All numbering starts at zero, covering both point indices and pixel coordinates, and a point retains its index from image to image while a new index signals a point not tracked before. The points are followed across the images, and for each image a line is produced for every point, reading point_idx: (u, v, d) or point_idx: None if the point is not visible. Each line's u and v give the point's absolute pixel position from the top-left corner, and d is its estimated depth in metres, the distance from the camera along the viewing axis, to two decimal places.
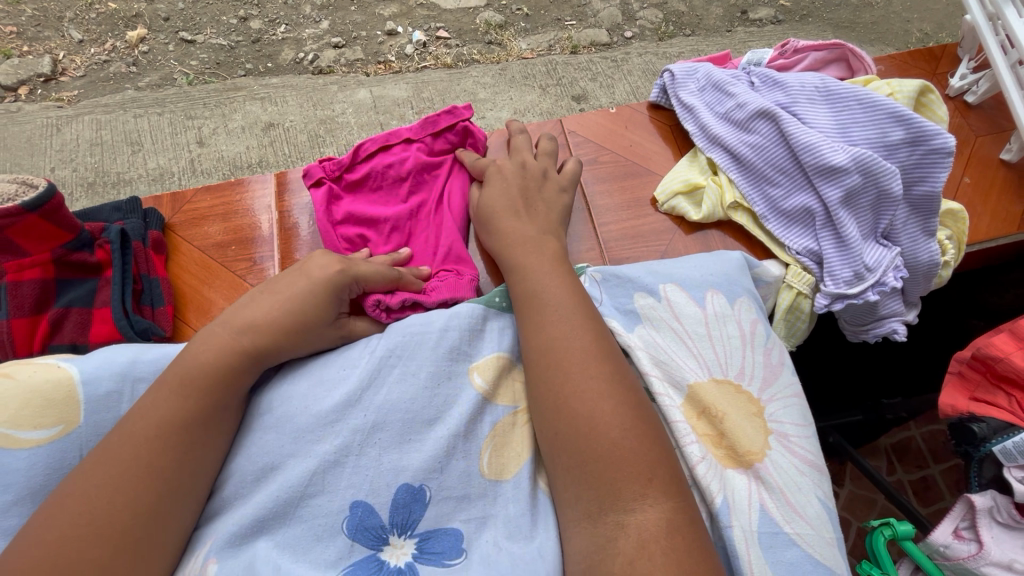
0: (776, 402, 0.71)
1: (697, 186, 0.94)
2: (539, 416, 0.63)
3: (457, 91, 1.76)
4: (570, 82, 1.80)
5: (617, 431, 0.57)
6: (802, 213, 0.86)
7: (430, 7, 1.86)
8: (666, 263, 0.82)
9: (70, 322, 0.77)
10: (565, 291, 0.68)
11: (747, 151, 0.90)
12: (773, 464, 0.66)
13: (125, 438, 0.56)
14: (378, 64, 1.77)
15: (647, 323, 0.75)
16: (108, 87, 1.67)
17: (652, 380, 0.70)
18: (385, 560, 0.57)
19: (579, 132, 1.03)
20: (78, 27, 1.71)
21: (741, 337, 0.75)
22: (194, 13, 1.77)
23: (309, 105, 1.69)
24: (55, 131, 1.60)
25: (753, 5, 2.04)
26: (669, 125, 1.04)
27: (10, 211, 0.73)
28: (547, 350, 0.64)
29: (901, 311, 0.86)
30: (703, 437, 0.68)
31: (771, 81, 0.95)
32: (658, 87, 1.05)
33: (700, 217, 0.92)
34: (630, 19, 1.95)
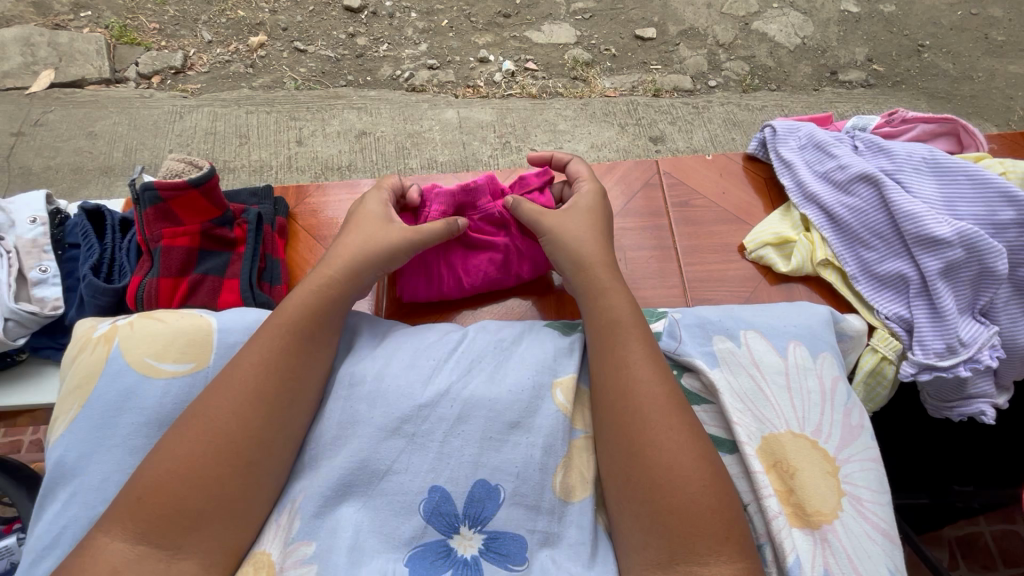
0: (852, 464, 0.68)
1: (788, 240, 0.95)
2: (611, 449, 0.64)
3: (539, 120, 1.83)
4: (650, 123, 1.84)
5: (697, 488, 0.58)
6: (897, 279, 0.85)
7: (522, 40, 1.98)
8: (751, 311, 0.82)
9: (205, 287, 0.86)
10: (641, 328, 0.70)
11: (844, 213, 0.91)
12: (843, 529, 0.64)
13: (237, 380, 0.64)
14: (467, 88, 1.88)
15: (727, 368, 0.75)
16: (227, 84, 1.85)
17: (737, 427, 0.69)
18: (454, 547, 0.61)
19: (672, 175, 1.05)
20: (209, 29, 1.92)
21: (822, 393, 0.73)
22: (309, 26, 1.95)
23: (400, 119, 1.81)
24: (177, 118, 1.77)
25: (843, 67, 2.05)
26: (764, 177, 1.06)
27: (178, 184, 0.84)
28: (624, 388, 0.65)
29: (991, 393, 0.81)
30: (777, 491, 0.66)
31: (876, 147, 0.95)
32: (757, 141, 1.07)
33: (788, 270, 0.93)
34: (715, 69, 1.99)
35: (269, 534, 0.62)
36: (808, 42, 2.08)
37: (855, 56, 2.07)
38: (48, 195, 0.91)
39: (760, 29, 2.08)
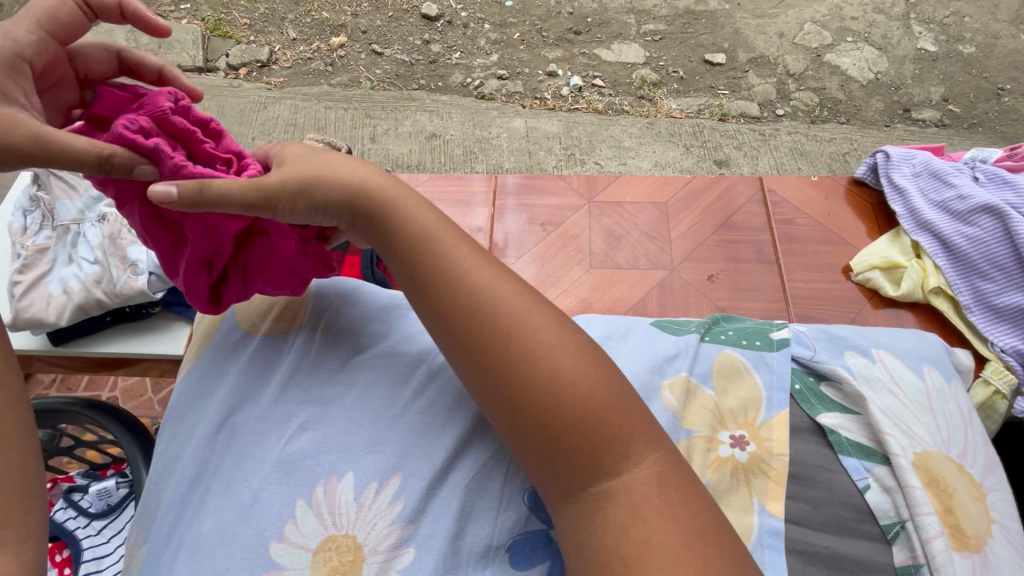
0: (997, 493, 0.65)
1: (897, 265, 1.04)
2: (484, 386, 0.62)
3: (605, 136, 1.85)
4: (715, 146, 1.84)
5: (594, 400, 0.59)
6: (1015, 313, 0.91)
7: (591, 58, 2.04)
8: (873, 331, 0.78)
9: None
10: (467, 245, 0.68)
11: (962, 241, 0.96)
12: (999, 555, 0.61)
13: None
14: (534, 99, 1.94)
15: (867, 383, 0.70)
16: (308, 79, 1.95)
17: (888, 438, 0.65)
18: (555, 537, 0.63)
19: (777, 193, 1.18)
20: (295, 27, 2.04)
21: (962, 418, 0.69)
22: (387, 31, 2.06)
23: (470, 124, 1.86)
24: (262, 108, 1.86)
25: (917, 105, 2.01)
26: (875, 204, 1.17)
27: None
28: (481, 313, 0.63)
29: None
30: (935, 509, 0.61)
31: (1000, 179, 0.99)
32: (868, 165, 1.17)
33: (896, 294, 1.02)
34: (784, 98, 1.99)
35: (354, 513, 0.63)
36: (882, 78, 2.05)
37: (930, 95, 2.03)
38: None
39: (832, 61, 2.07)
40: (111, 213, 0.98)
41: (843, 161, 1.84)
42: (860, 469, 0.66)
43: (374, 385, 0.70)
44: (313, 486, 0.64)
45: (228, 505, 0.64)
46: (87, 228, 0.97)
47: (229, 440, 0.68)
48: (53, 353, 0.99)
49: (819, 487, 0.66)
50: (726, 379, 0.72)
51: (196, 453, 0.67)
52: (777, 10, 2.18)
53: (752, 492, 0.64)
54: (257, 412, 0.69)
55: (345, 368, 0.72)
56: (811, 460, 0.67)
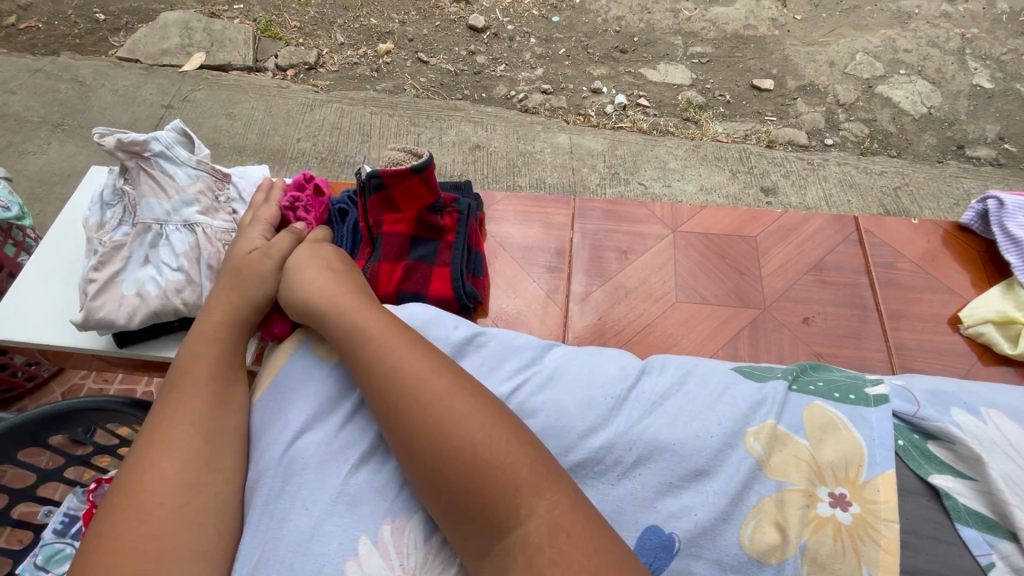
0: None
1: (1012, 319, 0.98)
2: (398, 447, 0.66)
3: (649, 156, 1.83)
4: (762, 173, 1.80)
5: (487, 455, 0.60)
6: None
7: (637, 77, 2.03)
8: (979, 388, 0.73)
9: (417, 273, 0.98)
10: (383, 315, 0.74)
11: None
12: None
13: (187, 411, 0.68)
14: (578, 116, 1.93)
15: (983, 446, 0.65)
16: (354, 84, 1.96)
17: (1016, 510, 0.60)
18: None
19: (877, 235, 1.14)
20: (343, 32, 2.06)
21: None
22: (433, 40, 2.08)
23: (514, 137, 1.85)
24: (308, 110, 1.87)
25: (971, 142, 1.96)
26: (980, 252, 1.12)
27: (405, 171, 0.94)
28: (382, 369, 0.68)
29: None
30: None
31: None
32: (975, 211, 1.12)
33: (1016, 353, 0.96)
34: (833, 128, 1.95)
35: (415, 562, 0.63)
36: (935, 113, 2.01)
37: (985, 133, 1.98)
38: (267, 173, 1.10)
39: (884, 93, 2.03)
40: (200, 223, 0.95)
41: (895, 196, 1.79)
42: (982, 543, 0.61)
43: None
44: (381, 523, 0.65)
45: (290, 536, 0.63)
46: (172, 232, 0.93)
47: (287, 475, 0.68)
48: (116, 354, 0.96)
49: (936, 560, 0.61)
50: (821, 430, 0.68)
51: (262, 478, 0.68)
52: (828, 39, 2.15)
53: (862, 561, 0.60)
54: (322, 443, 0.70)
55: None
56: (923, 530, 0.63)
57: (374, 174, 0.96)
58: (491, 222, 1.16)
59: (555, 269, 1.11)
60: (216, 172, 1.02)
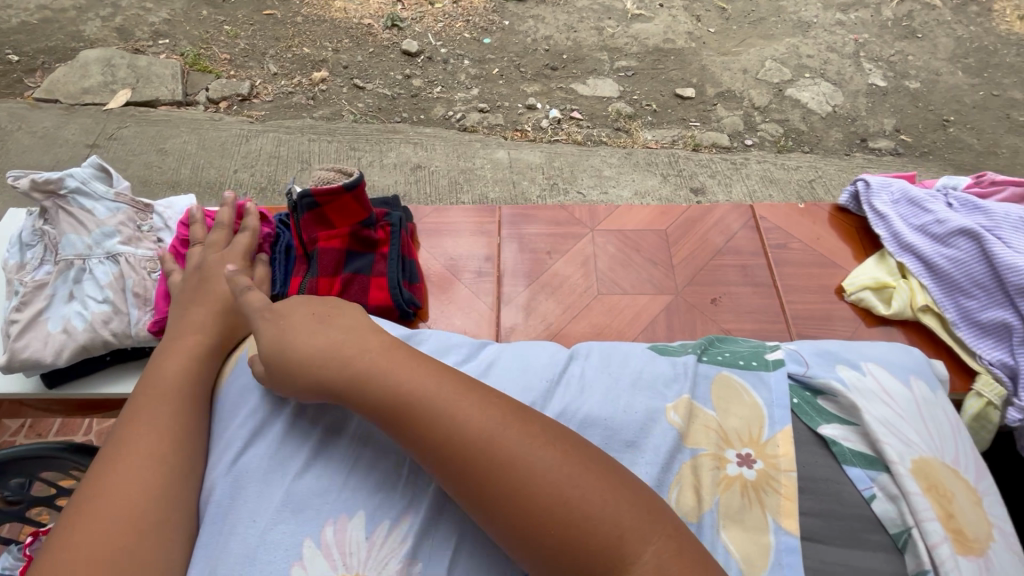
0: (990, 497, 0.67)
1: (886, 284, 1.09)
2: (475, 506, 0.60)
3: (585, 165, 1.91)
4: (691, 175, 1.91)
5: (581, 503, 0.57)
6: (1000, 328, 0.97)
7: (569, 92, 2.13)
8: (856, 345, 0.82)
9: (356, 286, 0.99)
10: (422, 359, 0.67)
11: (944, 263, 1.03)
12: (998, 556, 0.63)
13: (149, 429, 0.68)
14: (515, 131, 2.00)
15: (861, 393, 0.73)
16: (290, 113, 1.96)
17: (887, 447, 0.68)
18: None
19: (769, 219, 1.25)
20: (276, 62, 2.07)
21: (951, 426, 0.73)
22: (368, 66, 2.12)
23: (454, 156, 1.89)
24: (243, 141, 1.85)
25: (872, 135, 2.16)
26: (853, 227, 1.23)
27: (337, 188, 0.97)
28: (445, 423, 0.61)
29: None
30: (938, 515, 0.64)
31: (972, 205, 1.07)
32: (850, 193, 1.24)
33: (890, 313, 1.07)
34: (751, 129, 2.10)
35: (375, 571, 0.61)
36: (839, 111, 2.20)
37: (884, 126, 2.18)
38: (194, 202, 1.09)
39: (793, 95, 2.21)
40: (123, 254, 0.94)
41: (810, 188, 1.94)
42: (865, 479, 0.68)
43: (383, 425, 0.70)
44: (323, 525, 0.63)
45: (232, 551, 0.61)
46: (95, 265, 0.92)
47: (238, 488, 0.67)
48: (44, 397, 0.93)
49: (832, 500, 0.67)
50: (726, 398, 0.74)
51: (209, 496, 0.67)
52: (739, 48, 2.32)
53: (766, 509, 0.66)
54: (266, 454, 0.69)
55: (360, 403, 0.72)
56: (819, 473, 0.69)
57: (305, 194, 0.98)
58: (421, 234, 1.20)
59: (485, 273, 1.16)
60: (137, 204, 1.00)
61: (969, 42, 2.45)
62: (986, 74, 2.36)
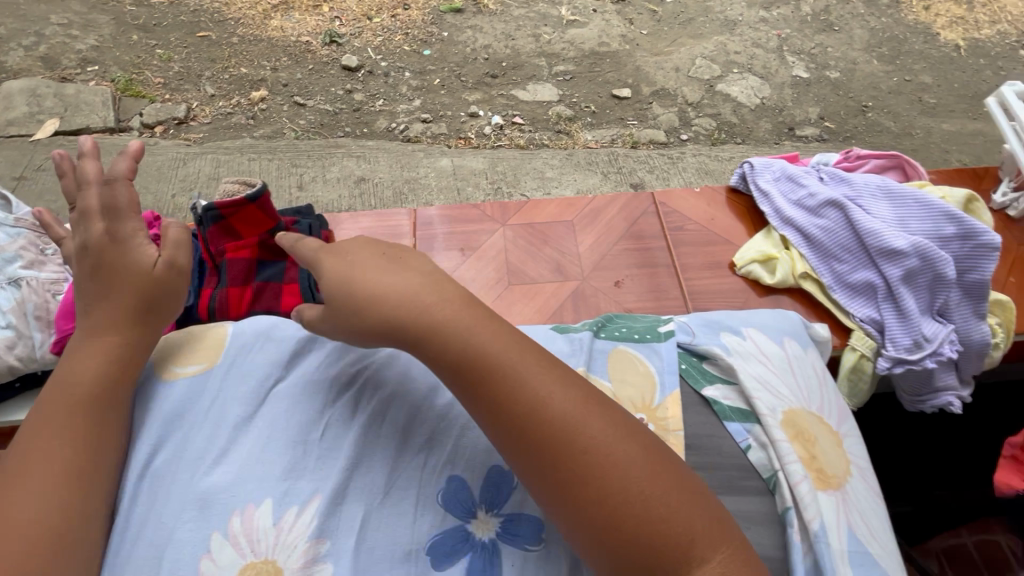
0: (847, 439, 0.75)
1: (771, 256, 1.17)
2: (548, 492, 0.59)
3: (528, 168, 1.96)
4: (630, 172, 1.98)
5: (659, 502, 0.57)
6: (867, 287, 1.07)
7: (510, 99, 2.18)
8: (740, 313, 0.88)
9: (267, 293, 1.03)
10: (522, 339, 0.66)
11: (818, 232, 1.13)
12: (852, 488, 0.70)
13: (53, 436, 0.65)
14: (458, 139, 2.04)
15: (740, 356, 0.79)
16: (228, 133, 1.96)
17: (758, 401, 0.74)
18: (472, 530, 0.65)
19: (667, 205, 1.32)
20: (212, 84, 2.06)
21: (818, 377, 0.81)
22: (308, 83, 2.12)
23: (397, 166, 1.90)
24: (180, 164, 1.83)
25: (799, 124, 2.28)
26: (746, 207, 1.31)
27: (239, 201, 1.01)
28: (540, 404, 0.61)
29: (954, 386, 1.03)
30: (801, 457, 0.70)
31: (839, 178, 1.18)
32: (738, 175, 1.31)
33: (774, 281, 1.15)
34: (685, 125, 2.19)
35: (287, 555, 0.61)
36: (767, 103, 2.31)
37: (809, 115, 2.31)
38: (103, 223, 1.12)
39: (723, 90, 2.31)
40: (25, 277, 0.96)
41: None
42: (742, 432, 0.73)
43: (290, 409, 0.71)
44: (229, 517, 0.63)
45: (141, 551, 0.62)
46: None
47: (151, 488, 0.66)
48: None
49: (712, 452, 0.72)
50: (620, 370, 0.78)
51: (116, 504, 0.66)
52: (671, 48, 2.42)
53: None
54: (173, 454, 0.68)
55: (269, 397, 0.72)
56: (702, 430, 0.74)
57: (210, 208, 1.02)
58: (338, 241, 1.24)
59: None
60: (38, 228, 1.03)
61: (882, 32, 2.61)
62: (898, 61, 2.53)
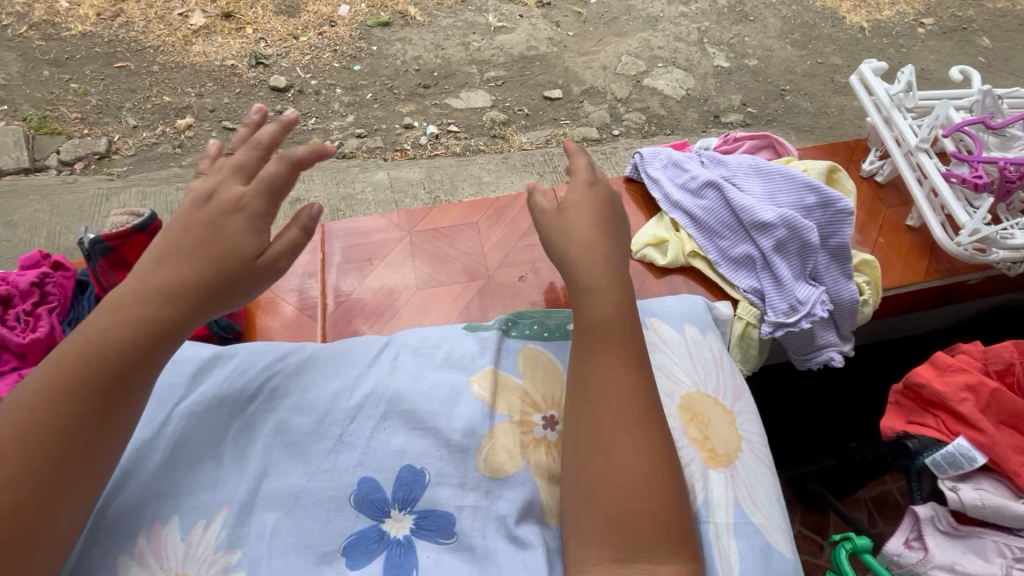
0: (742, 415, 0.84)
1: (663, 239, 1.20)
2: (580, 457, 0.67)
3: (465, 175, 1.98)
4: (564, 170, 2.03)
5: (652, 498, 0.63)
6: (746, 259, 1.11)
7: (443, 107, 2.20)
8: (646, 303, 0.98)
9: None
10: (632, 334, 0.73)
11: (701, 213, 1.17)
12: (743, 462, 0.79)
13: (46, 415, 0.58)
14: (395, 152, 2.05)
15: None
16: (154, 164, 1.92)
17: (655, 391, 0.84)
18: (387, 529, 0.69)
19: (566, 198, 1.34)
20: (134, 115, 2.01)
21: (714, 360, 0.90)
22: (236, 106, 2.09)
23: (333, 184, 1.90)
24: (103, 200, 1.76)
25: (724, 111, 2.38)
26: (640, 193, 1.32)
27: (125, 231, 0.92)
28: (604, 384, 0.69)
29: (835, 343, 1.08)
30: (693, 440, 0.79)
31: (716, 159, 1.22)
32: (631, 164, 1.34)
33: (666, 262, 1.18)
34: (617, 120, 2.26)
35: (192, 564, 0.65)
36: (692, 93, 2.41)
37: (732, 102, 2.42)
38: None
39: (650, 85, 2.40)
40: None
41: None
42: None
43: (207, 421, 0.76)
44: (135, 537, 0.65)
45: None
46: None
47: None
48: None
49: None
50: (529, 366, 0.87)
51: None
52: (598, 47, 2.50)
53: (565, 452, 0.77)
54: None
55: (173, 416, 0.75)
56: None
57: (95, 240, 0.90)
58: None
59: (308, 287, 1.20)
60: None
61: (794, 20, 2.76)
62: (810, 46, 2.67)
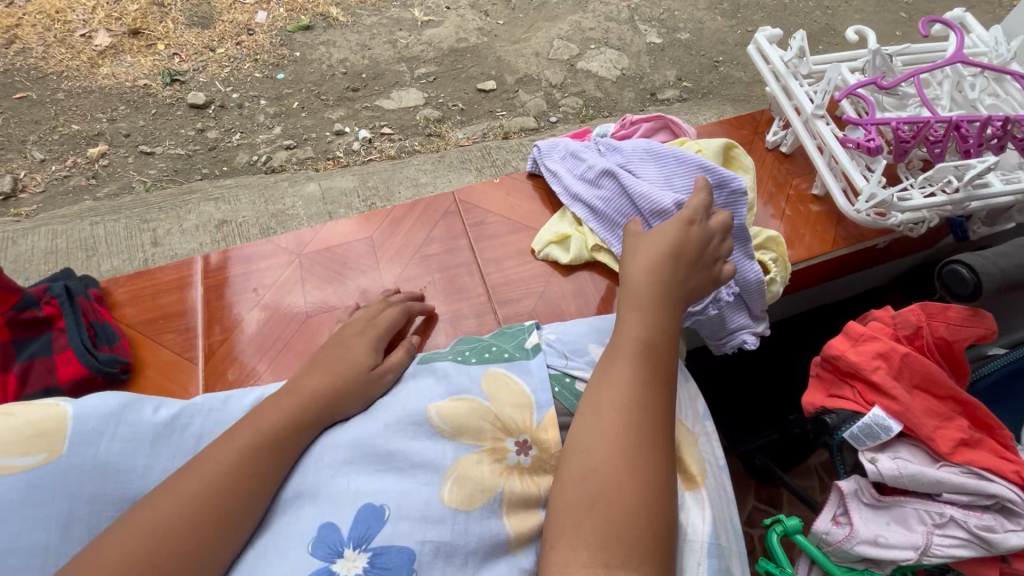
0: (704, 438, 0.86)
1: (565, 236, 1.19)
2: (601, 456, 0.67)
3: (400, 178, 1.92)
4: (503, 163, 1.98)
5: (656, 512, 0.64)
6: None
7: (375, 110, 2.12)
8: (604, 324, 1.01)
9: (36, 371, 0.94)
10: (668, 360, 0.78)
11: (600, 204, 1.14)
12: (712, 482, 0.81)
13: (206, 470, 0.67)
14: (327, 161, 1.98)
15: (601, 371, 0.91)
16: (67, 199, 1.81)
17: None
18: (337, 570, 0.61)
19: (467, 201, 1.30)
20: (41, 148, 1.89)
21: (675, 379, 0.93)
22: (154, 128, 1.98)
23: (261, 202, 1.80)
24: (10, 243, 1.64)
25: (660, 88, 2.38)
26: (545, 187, 1.32)
27: None
28: (642, 394, 0.71)
29: (747, 325, 1.05)
30: None
31: (612, 148, 1.20)
32: (532, 160, 1.33)
33: (569, 260, 1.17)
34: (554, 107, 2.23)
35: None
36: (627, 72, 2.39)
37: (667, 78, 2.41)
38: None
39: (584, 67, 2.36)
40: None
41: None
42: None
43: None
44: None
45: None
46: None
47: None
48: None
49: None
50: (496, 389, 0.84)
51: None
52: (529, 34, 2.45)
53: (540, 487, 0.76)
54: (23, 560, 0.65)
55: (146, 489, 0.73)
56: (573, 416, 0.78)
57: None
58: (121, 304, 1.15)
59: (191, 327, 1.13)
60: None
61: None
62: (739, 15, 2.68)
